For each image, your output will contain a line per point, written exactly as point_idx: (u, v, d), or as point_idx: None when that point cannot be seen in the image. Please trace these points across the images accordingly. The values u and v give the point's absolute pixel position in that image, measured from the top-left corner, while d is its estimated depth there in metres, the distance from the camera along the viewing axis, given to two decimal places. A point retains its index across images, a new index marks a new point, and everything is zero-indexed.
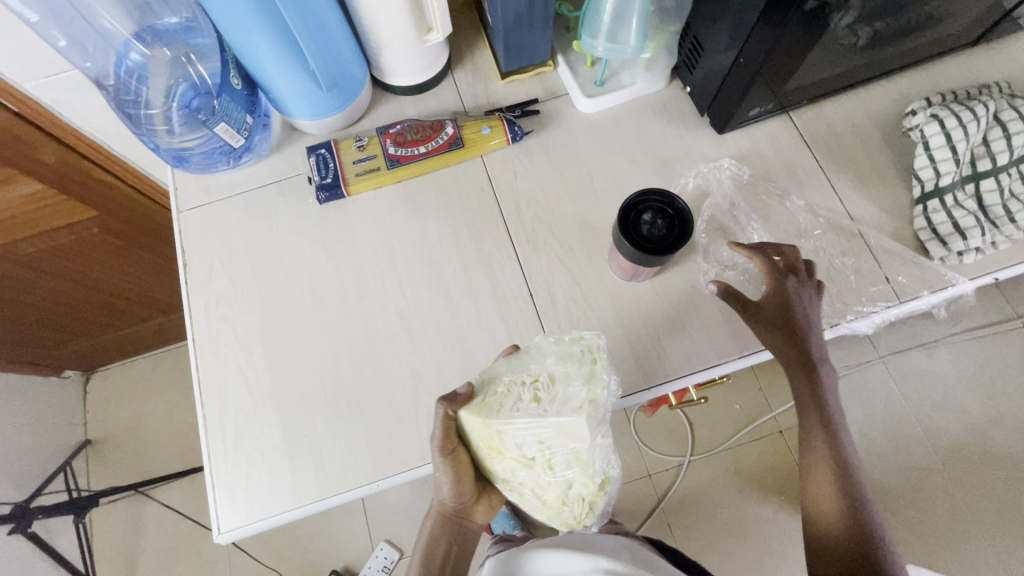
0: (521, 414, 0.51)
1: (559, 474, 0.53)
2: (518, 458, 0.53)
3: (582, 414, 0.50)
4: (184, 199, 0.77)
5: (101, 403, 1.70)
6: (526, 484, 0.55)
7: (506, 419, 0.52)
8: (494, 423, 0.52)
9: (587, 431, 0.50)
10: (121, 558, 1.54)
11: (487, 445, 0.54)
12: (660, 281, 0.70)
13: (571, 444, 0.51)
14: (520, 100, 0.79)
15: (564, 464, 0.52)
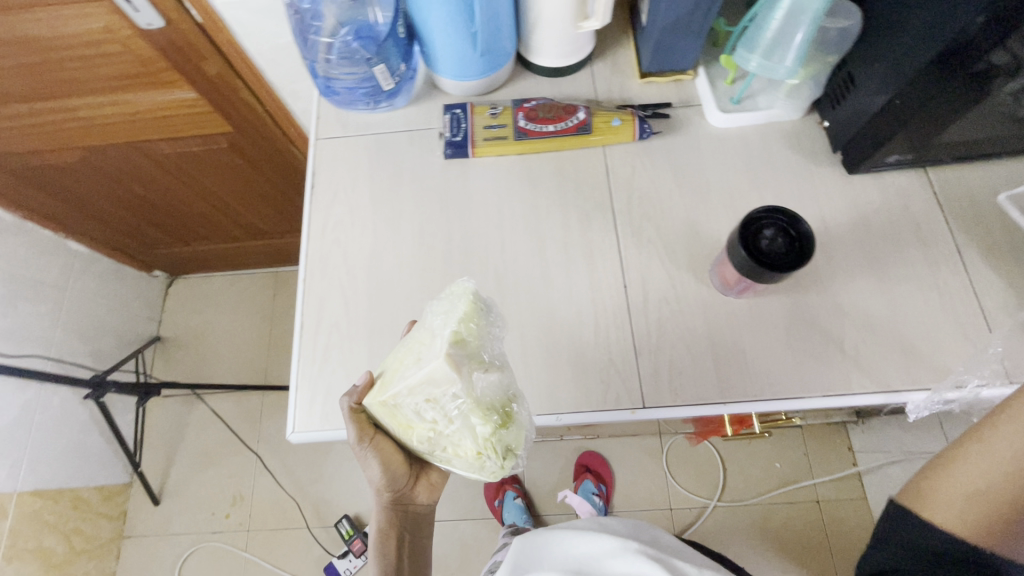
0: (406, 374, 0.53)
1: (458, 424, 0.52)
2: (422, 423, 0.54)
3: (444, 355, 0.51)
4: (323, 129, 0.84)
5: (178, 307, 1.84)
6: (442, 446, 0.55)
7: (392, 392, 0.53)
8: (387, 399, 0.54)
9: (452, 367, 0.50)
10: (163, 449, 1.66)
11: (395, 420, 0.56)
12: (756, 303, 0.70)
13: (448, 386, 0.51)
14: (653, 102, 0.80)
15: (457, 410, 0.52)
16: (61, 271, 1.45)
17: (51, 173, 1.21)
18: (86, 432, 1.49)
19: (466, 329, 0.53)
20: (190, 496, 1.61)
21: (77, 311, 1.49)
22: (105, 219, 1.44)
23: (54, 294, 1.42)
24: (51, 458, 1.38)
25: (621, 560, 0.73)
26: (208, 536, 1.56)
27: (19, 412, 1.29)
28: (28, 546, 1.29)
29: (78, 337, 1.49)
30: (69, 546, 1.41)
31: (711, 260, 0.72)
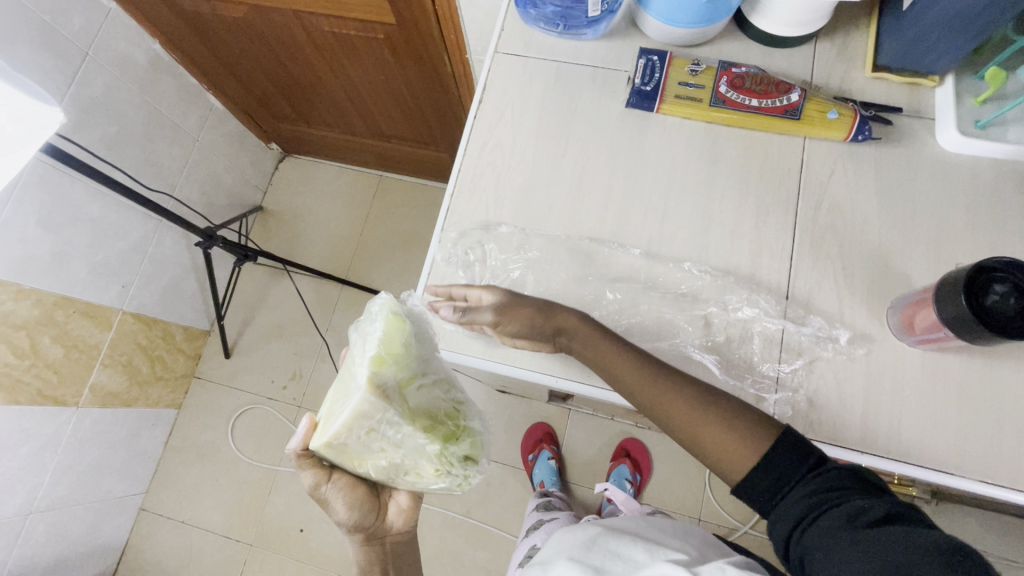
0: (338, 418, 0.50)
1: (407, 446, 0.52)
2: (374, 452, 0.53)
3: (370, 388, 0.49)
4: (504, 42, 0.78)
5: (283, 183, 1.88)
6: (402, 468, 0.54)
7: (332, 433, 0.51)
8: (330, 443, 0.51)
9: (384, 399, 0.49)
10: (241, 311, 1.74)
11: (346, 457, 0.54)
12: (932, 358, 0.61)
13: (382, 417, 0.50)
14: (880, 102, 0.70)
15: (398, 435, 0.51)
16: (198, 121, 1.51)
17: (216, 24, 1.24)
18: (185, 274, 1.59)
19: (390, 350, 0.51)
20: (257, 360, 1.70)
21: (202, 163, 1.55)
22: (243, 79, 1.47)
23: (186, 140, 1.48)
24: (154, 290, 1.50)
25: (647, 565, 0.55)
26: (264, 400, 1.65)
27: (137, 241, 1.40)
28: (122, 359, 1.43)
29: (197, 187, 1.56)
30: (151, 370, 1.54)
31: (895, 296, 0.64)
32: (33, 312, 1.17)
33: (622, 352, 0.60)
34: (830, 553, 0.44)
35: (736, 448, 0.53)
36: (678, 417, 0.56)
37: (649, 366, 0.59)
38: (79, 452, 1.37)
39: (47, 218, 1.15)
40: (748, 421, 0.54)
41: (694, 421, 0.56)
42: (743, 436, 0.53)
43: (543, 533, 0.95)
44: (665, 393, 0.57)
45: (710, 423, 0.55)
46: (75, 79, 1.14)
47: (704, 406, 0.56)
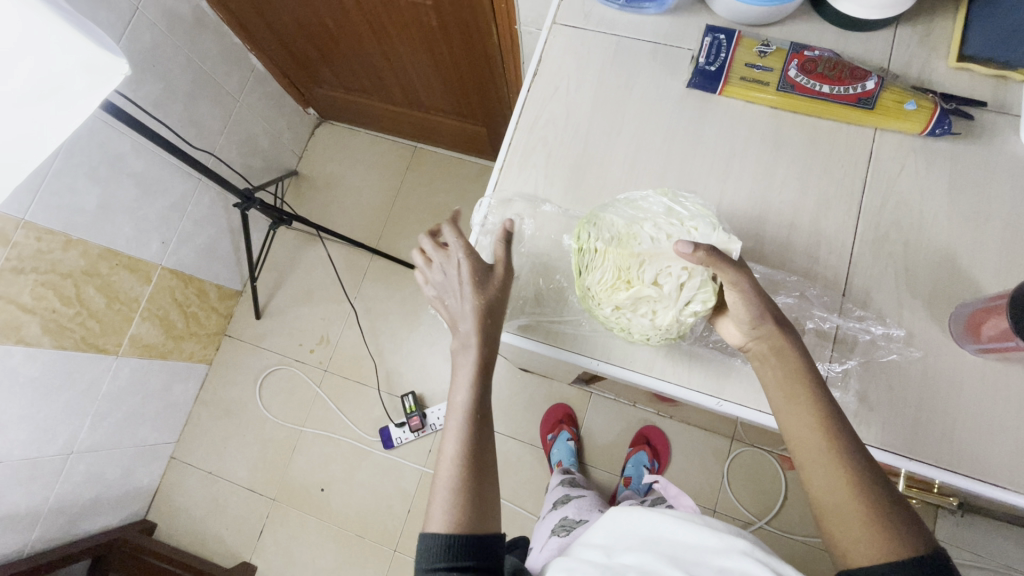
0: (659, 243, 0.59)
1: (685, 294, 0.57)
2: (648, 285, 0.58)
3: (721, 241, 0.57)
4: (563, 13, 0.75)
5: (319, 148, 1.88)
6: (644, 310, 0.59)
7: (654, 246, 0.58)
8: (638, 250, 0.59)
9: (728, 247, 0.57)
10: (273, 273, 1.77)
11: (620, 271, 0.59)
12: (993, 369, 0.59)
13: (693, 271, 0.57)
14: (961, 95, 0.66)
15: (688, 285, 0.57)
16: (239, 81, 1.51)
17: None
18: (221, 234, 1.62)
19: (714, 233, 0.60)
20: (286, 322, 1.73)
21: (241, 124, 1.56)
22: (284, 39, 1.45)
23: (228, 100, 1.49)
24: (192, 247, 1.53)
25: (724, 555, 0.53)
26: (292, 362, 1.69)
27: (178, 199, 1.42)
28: (159, 313, 1.47)
29: (236, 148, 1.57)
30: (186, 326, 1.58)
31: (959, 303, 0.61)
32: (79, 262, 1.21)
33: (806, 395, 0.52)
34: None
35: (870, 534, 0.45)
36: (832, 480, 0.48)
37: (828, 419, 0.51)
38: (117, 399, 1.43)
39: (95, 171, 1.18)
40: (899, 525, 0.46)
41: (843, 490, 0.47)
42: (880, 518, 0.46)
43: (574, 507, 0.99)
44: (836, 452, 0.49)
45: (852, 499, 0.47)
46: (125, 33, 1.15)
47: (863, 478, 0.48)
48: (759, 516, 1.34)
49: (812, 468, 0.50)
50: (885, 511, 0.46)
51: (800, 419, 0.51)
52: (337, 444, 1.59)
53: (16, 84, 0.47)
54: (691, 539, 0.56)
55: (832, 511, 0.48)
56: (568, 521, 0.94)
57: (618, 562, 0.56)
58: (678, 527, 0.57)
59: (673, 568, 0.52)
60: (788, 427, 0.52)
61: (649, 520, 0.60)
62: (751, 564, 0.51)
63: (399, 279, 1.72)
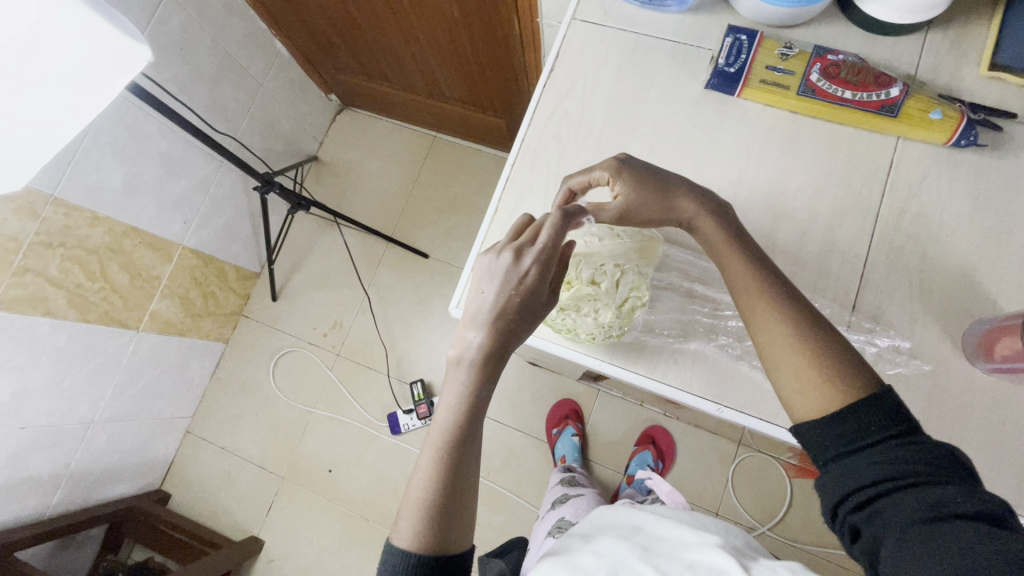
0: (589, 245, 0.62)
1: (623, 288, 0.61)
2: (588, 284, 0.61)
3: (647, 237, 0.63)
4: (582, 8, 0.75)
5: (340, 134, 1.89)
6: (586, 308, 0.61)
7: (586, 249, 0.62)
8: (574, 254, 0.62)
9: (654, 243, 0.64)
10: (291, 257, 1.80)
11: None
12: (1006, 390, 0.57)
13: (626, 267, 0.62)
14: (990, 105, 0.63)
15: (624, 279, 0.62)
16: (263, 66, 1.53)
17: None
18: (240, 217, 1.65)
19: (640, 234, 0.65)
20: (302, 305, 1.76)
21: (264, 108, 1.58)
22: (308, 25, 1.46)
23: (252, 85, 1.51)
24: (213, 228, 1.56)
25: (696, 549, 0.54)
26: (305, 344, 1.72)
27: (200, 180, 1.45)
28: (179, 291, 1.51)
29: (258, 132, 1.60)
30: (204, 304, 1.62)
31: (974, 319, 0.59)
32: (104, 239, 1.24)
33: (767, 298, 0.52)
34: (899, 532, 0.39)
35: (826, 395, 0.47)
36: (790, 361, 0.49)
37: (790, 314, 0.51)
38: (136, 372, 1.47)
39: (122, 150, 1.21)
40: (855, 380, 0.47)
41: (798, 362, 0.49)
42: (840, 375, 0.47)
43: (570, 507, 0.99)
44: (796, 333, 0.50)
45: (809, 368, 0.48)
46: (154, 16, 1.17)
47: (824, 348, 0.49)
48: (760, 522, 1.33)
49: (774, 356, 0.50)
50: (841, 371, 0.47)
51: (762, 319, 0.52)
52: (345, 427, 1.62)
53: (39, 72, 0.49)
54: (668, 535, 0.57)
55: (783, 382, 0.50)
56: (564, 522, 0.94)
57: (592, 551, 0.56)
58: (660, 527, 0.59)
59: (641, 558, 0.53)
60: (753, 328, 0.52)
61: (632, 520, 0.62)
62: (718, 554, 0.52)
63: (412, 267, 1.73)
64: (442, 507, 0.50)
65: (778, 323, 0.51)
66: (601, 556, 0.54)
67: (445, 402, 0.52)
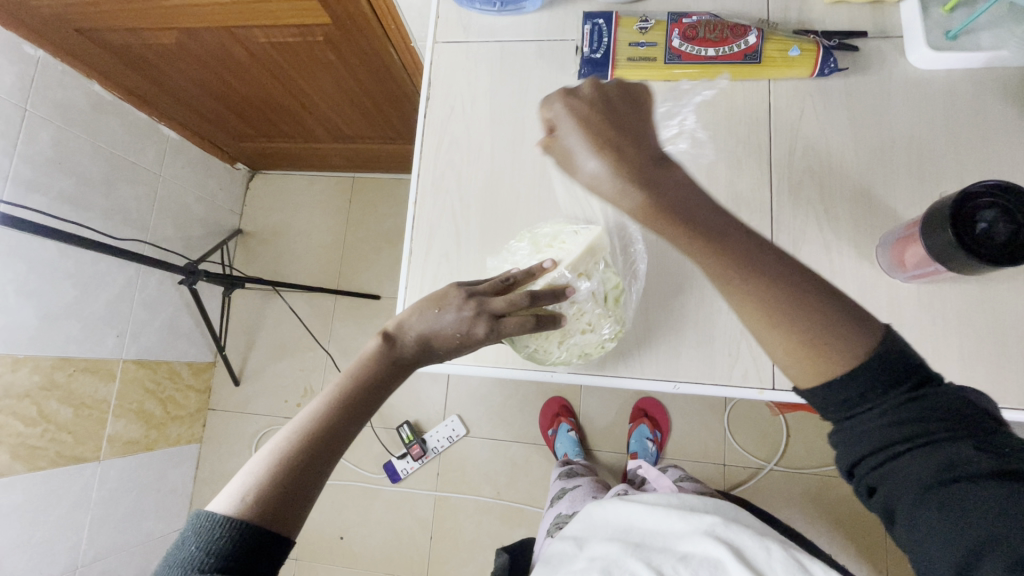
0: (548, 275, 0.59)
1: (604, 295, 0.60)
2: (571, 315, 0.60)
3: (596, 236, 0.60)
4: (442, 30, 0.74)
5: (257, 200, 1.83)
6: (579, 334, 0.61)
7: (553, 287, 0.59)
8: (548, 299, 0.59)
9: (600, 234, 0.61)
10: (241, 337, 1.73)
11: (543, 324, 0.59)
12: (928, 290, 0.60)
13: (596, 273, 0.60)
14: (842, 29, 0.66)
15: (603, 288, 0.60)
16: (156, 155, 1.46)
17: (151, 56, 1.16)
18: (178, 312, 1.57)
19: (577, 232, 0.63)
20: (266, 382, 1.70)
21: (169, 197, 1.52)
22: (190, 105, 1.39)
23: (149, 177, 1.45)
24: (151, 333, 1.49)
25: (687, 539, 0.57)
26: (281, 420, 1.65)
27: (122, 289, 1.38)
28: (132, 406, 1.44)
29: (170, 222, 1.53)
30: (165, 411, 1.54)
31: (883, 233, 0.62)
32: (32, 379, 1.17)
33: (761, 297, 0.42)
34: (913, 496, 0.37)
35: (809, 368, 0.41)
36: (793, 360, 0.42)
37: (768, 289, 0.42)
38: (111, 502, 1.39)
39: (26, 284, 1.13)
40: (842, 346, 0.40)
41: (774, 337, 0.42)
42: (823, 349, 0.40)
43: (567, 501, 0.88)
44: (789, 316, 0.41)
45: (791, 352, 0.41)
46: (19, 138, 1.11)
47: (813, 319, 0.41)
48: (767, 460, 1.35)
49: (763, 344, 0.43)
50: (824, 341, 0.40)
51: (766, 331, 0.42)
52: (345, 489, 1.57)
53: None
54: (656, 527, 0.60)
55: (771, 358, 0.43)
56: (562, 517, 0.83)
57: (586, 552, 0.58)
58: (647, 514, 0.61)
59: (636, 555, 0.56)
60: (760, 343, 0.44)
61: (618, 508, 0.63)
62: (712, 546, 0.55)
63: (367, 313, 1.69)
64: (276, 485, 0.46)
65: (780, 331, 0.42)
66: (597, 561, 0.57)
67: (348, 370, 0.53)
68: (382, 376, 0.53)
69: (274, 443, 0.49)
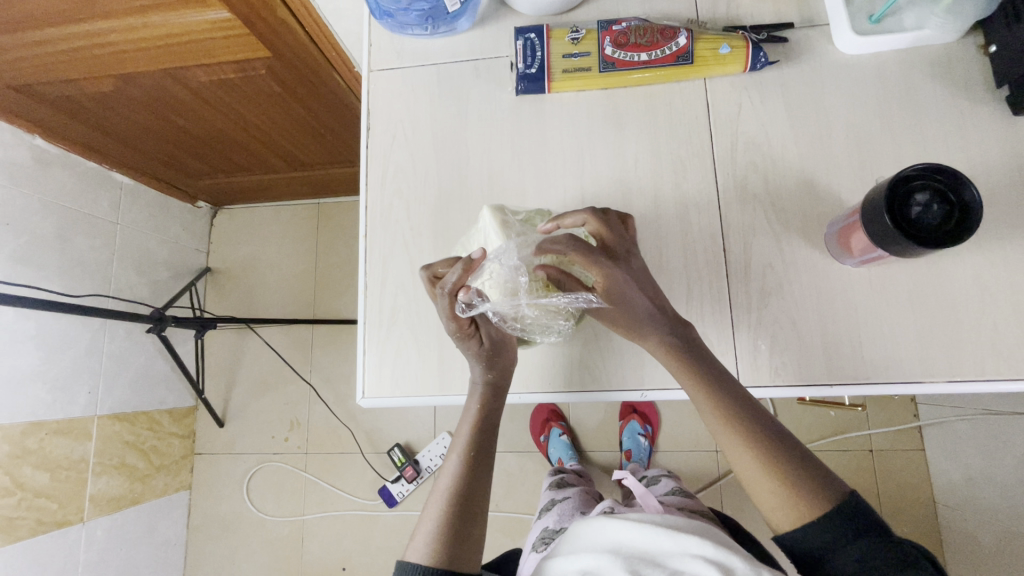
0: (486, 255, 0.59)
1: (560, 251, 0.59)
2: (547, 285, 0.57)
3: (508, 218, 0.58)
4: (376, 57, 0.73)
5: (221, 236, 1.79)
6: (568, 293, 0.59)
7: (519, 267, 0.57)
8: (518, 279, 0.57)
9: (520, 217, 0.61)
10: (220, 377, 1.69)
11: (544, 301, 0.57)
12: (879, 273, 0.60)
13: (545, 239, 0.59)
14: (770, 22, 0.66)
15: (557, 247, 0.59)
16: (111, 204, 1.43)
17: (90, 105, 1.13)
18: (151, 360, 1.54)
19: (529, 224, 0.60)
20: (249, 420, 1.66)
21: (129, 244, 1.48)
22: (140, 149, 1.36)
23: (106, 227, 1.41)
24: (124, 385, 1.45)
25: (676, 558, 0.53)
26: (269, 456, 1.62)
27: (89, 345, 1.34)
28: (113, 463, 1.40)
29: (133, 270, 1.50)
30: (148, 462, 1.50)
31: (829, 221, 0.62)
32: (3, 449, 1.13)
33: (736, 432, 0.55)
34: None
35: (796, 510, 0.51)
36: (771, 494, 0.53)
37: (759, 442, 0.55)
38: (100, 563, 1.36)
39: None
40: (822, 493, 0.52)
41: (769, 485, 0.53)
42: (811, 497, 0.51)
43: (555, 514, 0.85)
44: (770, 462, 0.54)
45: (784, 496, 0.52)
46: None
47: (794, 471, 0.53)
48: None
49: (757, 490, 0.54)
50: (811, 489, 0.52)
51: (735, 449, 0.56)
52: (341, 519, 1.54)
53: None
54: (647, 546, 0.56)
55: (767, 507, 0.54)
56: (548, 532, 0.80)
57: (576, 564, 0.55)
58: (634, 533, 0.57)
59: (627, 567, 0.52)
60: (733, 462, 0.56)
61: (607, 526, 0.59)
62: (701, 566, 0.52)
63: (346, 339, 1.67)
64: (449, 537, 0.56)
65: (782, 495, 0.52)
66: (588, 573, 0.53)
67: (467, 417, 0.64)
68: (497, 404, 0.64)
69: (438, 496, 0.60)
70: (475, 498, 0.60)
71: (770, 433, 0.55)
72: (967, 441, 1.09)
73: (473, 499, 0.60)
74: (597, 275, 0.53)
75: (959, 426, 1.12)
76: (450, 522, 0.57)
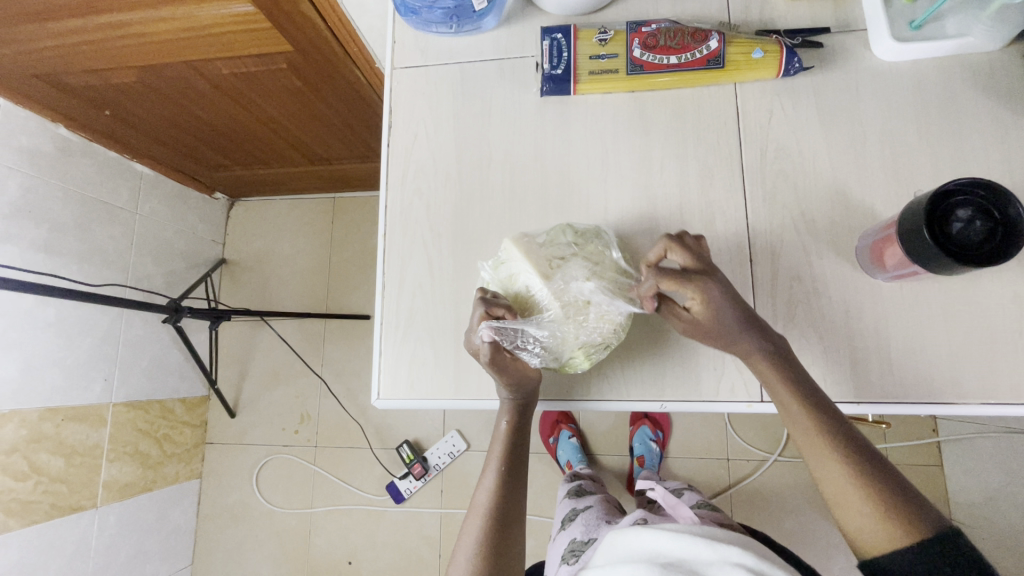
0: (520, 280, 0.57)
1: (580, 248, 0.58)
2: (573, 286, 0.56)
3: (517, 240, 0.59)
4: (400, 55, 0.72)
5: (237, 228, 1.80)
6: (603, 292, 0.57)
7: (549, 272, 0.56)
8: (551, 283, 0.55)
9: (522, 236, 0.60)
10: (233, 368, 1.70)
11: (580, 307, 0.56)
12: (911, 289, 0.59)
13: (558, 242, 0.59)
14: (805, 26, 0.64)
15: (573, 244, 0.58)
16: (130, 193, 1.44)
17: (112, 94, 1.13)
18: (166, 349, 1.55)
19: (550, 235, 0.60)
20: (260, 412, 1.67)
21: (147, 234, 1.49)
22: (161, 140, 1.37)
23: (125, 216, 1.42)
24: (139, 374, 1.46)
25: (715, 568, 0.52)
26: (278, 448, 1.63)
27: (105, 332, 1.35)
28: (126, 449, 1.41)
29: (150, 259, 1.51)
30: (161, 450, 1.52)
31: (861, 234, 0.60)
32: (20, 433, 1.15)
33: (826, 442, 0.54)
34: None
35: (888, 534, 0.50)
36: (861, 513, 0.51)
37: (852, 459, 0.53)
38: (111, 549, 1.37)
39: (6, 339, 1.11)
40: (917, 519, 0.50)
41: (859, 505, 0.51)
42: (905, 522, 0.50)
43: (581, 524, 0.84)
44: (860, 479, 0.52)
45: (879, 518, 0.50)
46: None
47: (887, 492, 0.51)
48: (772, 450, 1.33)
49: (847, 510, 0.52)
50: (907, 514, 0.50)
51: (823, 463, 0.54)
52: (348, 513, 1.55)
53: None
54: (683, 554, 0.54)
55: (855, 528, 0.52)
56: (577, 544, 0.79)
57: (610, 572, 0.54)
58: (672, 542, 0.55)
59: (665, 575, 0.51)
60: (821, 478, 0.54)
61: (642, 534, 0.58)
62: None
63: (357, 333, 1.67)
64: (487, 551, 0.60)
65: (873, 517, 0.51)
66: None
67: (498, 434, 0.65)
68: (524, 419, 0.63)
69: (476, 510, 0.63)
70: (511, 510, 0.63)
71: (861, 452, 0.53)
72: (989, 459, 1.06)
73: (509, 512, 0.63)
74: (692, 287, 0.53)
75: (982, 444, 1.09)
76: (492, 537, 0.60)
